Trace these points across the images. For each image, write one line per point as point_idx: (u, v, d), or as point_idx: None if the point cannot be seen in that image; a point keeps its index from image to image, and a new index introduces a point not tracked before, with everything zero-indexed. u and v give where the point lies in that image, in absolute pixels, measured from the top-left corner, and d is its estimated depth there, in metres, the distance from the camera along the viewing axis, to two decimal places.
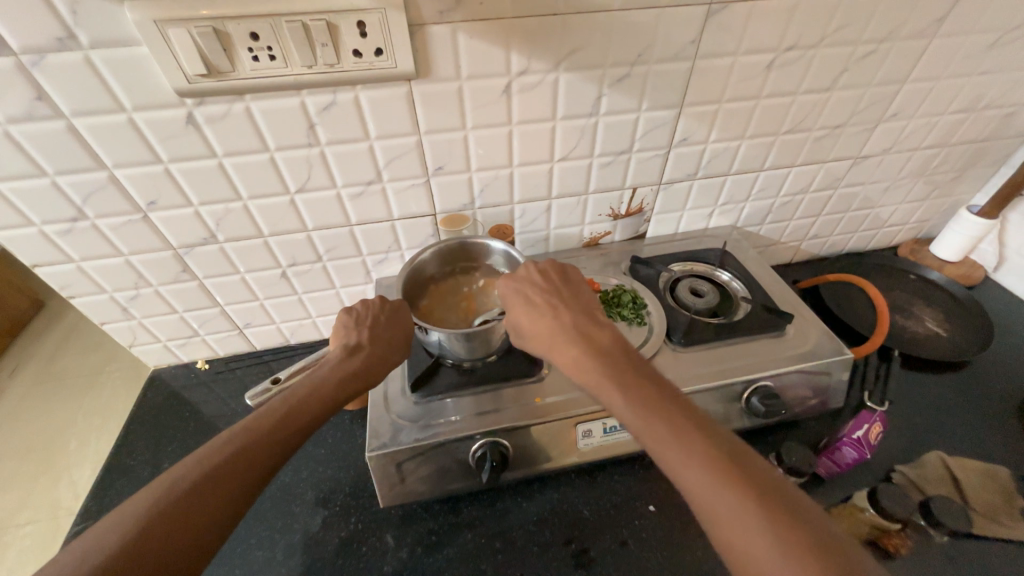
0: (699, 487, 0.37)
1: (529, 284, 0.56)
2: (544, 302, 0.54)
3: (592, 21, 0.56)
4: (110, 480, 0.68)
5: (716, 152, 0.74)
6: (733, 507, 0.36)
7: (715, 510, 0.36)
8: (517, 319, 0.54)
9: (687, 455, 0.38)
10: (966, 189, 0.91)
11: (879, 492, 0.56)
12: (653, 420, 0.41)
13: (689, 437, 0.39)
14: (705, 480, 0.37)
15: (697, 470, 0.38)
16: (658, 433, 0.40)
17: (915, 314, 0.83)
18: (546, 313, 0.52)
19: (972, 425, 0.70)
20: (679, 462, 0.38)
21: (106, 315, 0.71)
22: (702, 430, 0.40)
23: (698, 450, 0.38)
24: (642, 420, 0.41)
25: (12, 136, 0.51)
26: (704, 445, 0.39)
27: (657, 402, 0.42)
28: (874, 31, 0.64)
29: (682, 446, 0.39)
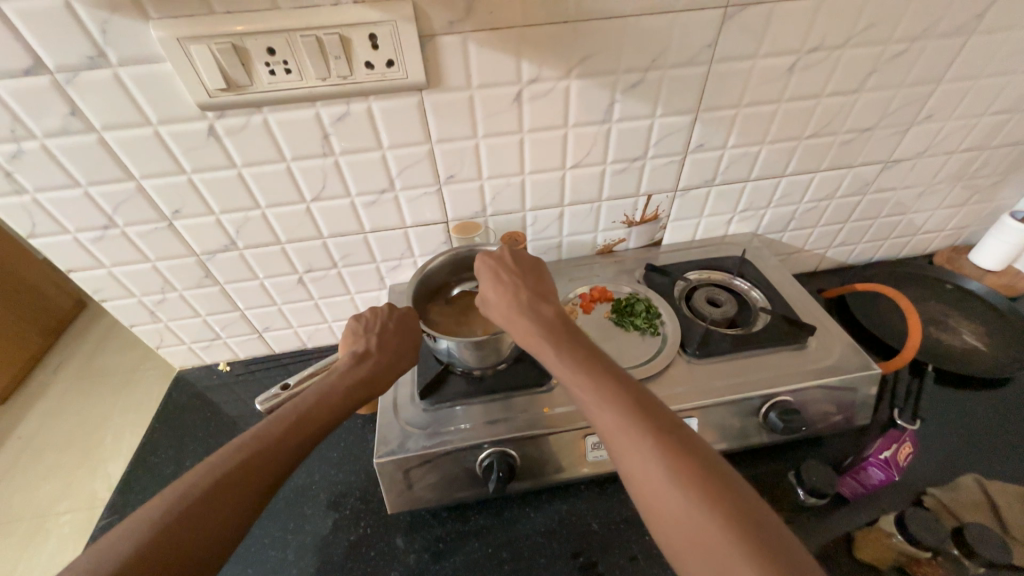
0: (645, 477, 0.38)
1: (501, 267, 0.56)
2: (512, 288, 0.54)
3: (604, 28, 0.55)
4: (136, 476, 0.71)
5: (734, 158, 0.72)
6: (677, 499, 0.36)
7: (659, 500, 0.37)
8: (489, 304, 0.54)
9: (636, 447, 0.39)
10: (1009, 194, 0.85)
11: (906, 518, 0.53)
12: (607, 412, 0.42)
13: (639, 429, 0.40)
14: (651, 471, 0.38)
15: (645, 461, 0.38)
16: (610, 425, 0.41)
17: (952, 327, 0.79)
18: (509, 292, 0.53)
19: (1015, 447, 0.65)
20: (629, 454, 0.40)
21: (135, 318, 0.75)
22: (654, 422, 0.40)
23: (647, 441, 0.39)
24: (598, 412, 0.43)
25: (49, 149, 0.54)
26: (653, 437, 0.39)
27: (614, 394, 0.43)
28: (905, 30, 0.61)
29: (632, 438, 0.40)
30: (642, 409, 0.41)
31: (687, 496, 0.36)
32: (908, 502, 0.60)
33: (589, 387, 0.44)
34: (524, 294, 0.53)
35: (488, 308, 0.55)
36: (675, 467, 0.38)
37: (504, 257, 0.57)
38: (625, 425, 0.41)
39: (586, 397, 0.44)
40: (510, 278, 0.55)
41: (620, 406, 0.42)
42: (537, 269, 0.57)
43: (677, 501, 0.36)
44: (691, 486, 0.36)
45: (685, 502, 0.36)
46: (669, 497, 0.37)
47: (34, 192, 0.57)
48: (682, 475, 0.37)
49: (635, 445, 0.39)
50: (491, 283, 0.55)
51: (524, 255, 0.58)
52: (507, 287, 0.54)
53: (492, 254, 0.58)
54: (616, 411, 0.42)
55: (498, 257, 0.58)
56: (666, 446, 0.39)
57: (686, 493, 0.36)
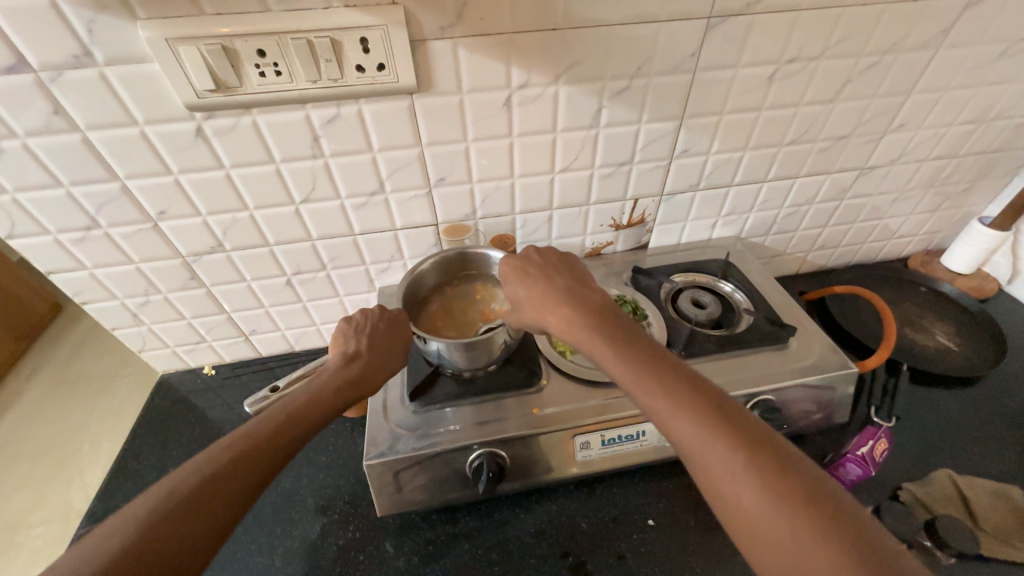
0: (726, 477, 0.37)
1: (532, 266, 0.56)
2: (550, 286, 0.53)
3: (591, 36, 0.57)
4: (117, 483, 0.70)
5: (718, 163, 0.74)
6: (751, 487, 0.36)
7: (741, 501, 0.36)
8: (523, 304, 0.55)
9: (712, 446, 0.38)
10: (978, 200, 0.89)
11: (882, 511, 0.55)
12: (673, 411, 0.41)
13: (714, 428, 0.39)
14: (733, 470, 0.37)
15: (723, 460, 0.38)
16: (682, 425, 0.40)
17: (925, 328, 0.82)
18: (543, 286, 0.54)
19: (984, 443, 0.68)
20: (704, 454, 0.39)
21: (117, 321, 0.73)
22: (722, 415, 0.40)
23: (724, 440, 0.38)
24: (664, 411, 0.41)
25: (30, 148, 0.53)
26: (730, 435, 0.38)
27: (675, 386, 0.42)
28: (877, 43, 0.64)
29: (705, 435, 0.39)
30: (713, 407, 0.40)
31: (773, 495, 0.35)
32: (885, 496, 0.62)
33: (652, 387, 0.42)
34: (559, 290, 0.53)
35: (522, 305, 0.55)
36: (757, 466, 0.37)
37: (533, 257, 0.58)
38: (698, 424, 0.39)
39: (649, 397, 0.42)
40: (545, 276, 0.55)
41: (691, 404, 0.41)
42: (568, 266, 0.57)
43: (763, 501, 0.35)
44: (777, 485, 0.36)
45: (750, 480, 0.36)
46: (754, 498, 0.36)
47: (13, 192, 0.56)
48: (769, 475, 0.36)
49: (711, 444, 0.38)
50: (527, 281, 0.55)
51: (551, 253, 0.59)
52: (543, 284, 0.54)
53: (521, 257, 0.59)
54: (685, 410, 0.40)
55: (528, 258, 0.58)
56: (745, 446, 0.38)
57: (772, 493, 0.36)
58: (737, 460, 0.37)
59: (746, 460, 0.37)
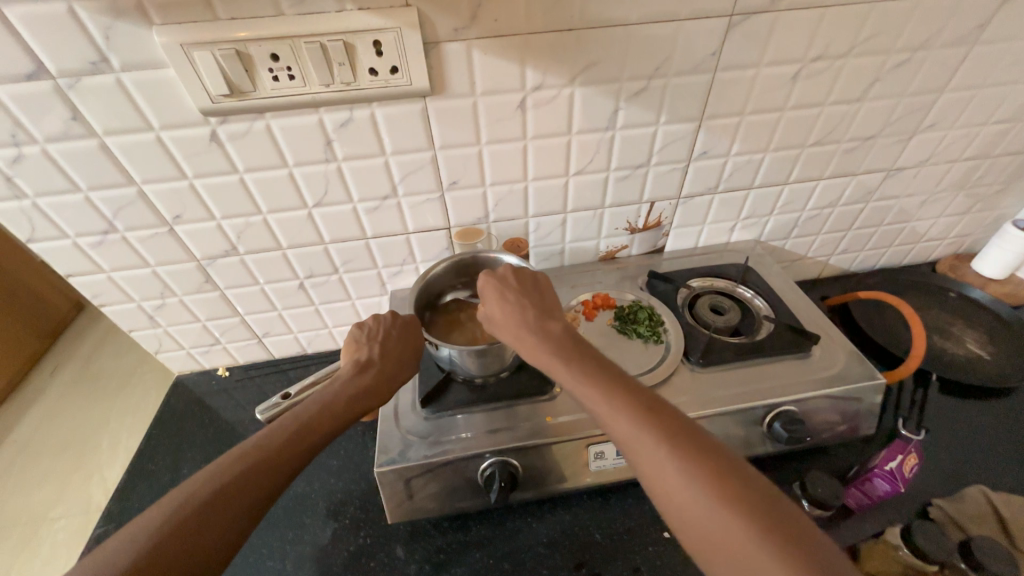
0: (677, 494, 0.37)
1: (506, 287, 0.55)
2: (521, 309, 0.53)
3: (608, 36, 0.55)
4: (133, 483, 0.70)
5: (738, 165, 0.72)
6: (710, 513, 0.35)
7: (693, 517, 0.36)
8: (495, 325, 0.54)
9: (664, 463, 0.38)
10: (1012, 202, 0.85)
11: (913, 530, 0.52)
12: (628, 428, 0.41)
13: (667, 444, 0.39)
14: (684, 486, 0.37)
15: (675, 476, 0.37)
16: (637, 442, 0.40)
17: (956, 336, 0.78)
18: (514, 309, 0.53)
19: (1020, 458, 0.65)
20: (657, 471, 0.38)
21: (134, 323, 0.74)
22: (682, 439, 0.39)
23: (677, 456, 0.38)
24: (619, 428, 0.41)
25: (49, 154, 0.54)
26: (683, 451, 0.38)
27: (636, 410, 0.42)
28: (909, 39, 0.61)
29: (666, 459, 0.38)
30: (668, 423, 0.40)
31: (723, 510, 0.35)
32: (914, 513, 0.60)
33: (609, 404, 0.43)
34: (530, 313, 0.52)
35: (496, 328, 0.54)
36: (709, 482, 0.37)
37: (507, 276, 0.57)
38: (651, 441, 0.39)
39: (607, 415, 0.43)
40: (516, 296, 0.54)
41: (645, 421, 0.41)
42: (542, 288, 0.56)
43: (714, 517, 0.35)
44: (738, 512, 0.35)
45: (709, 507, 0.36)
46: (705, 513, 0.36)
47: (33, 197, 0.57)
48: (718, 491, 0.36)
49: (663, 460, 0.38)
50: (498, 301, 0.54)
51: (525, 273, 0.58)
52: (515, 307, 0.53)
53: (495, 275, 0.57)
54: (640, 427, 0.40)
55: (502, 277, 0.57)
56: (698, 462, 0.38)
57: (722, 508, 0.35)
58: (687, 476, 0.37)
59: (697, 476, 0.37)
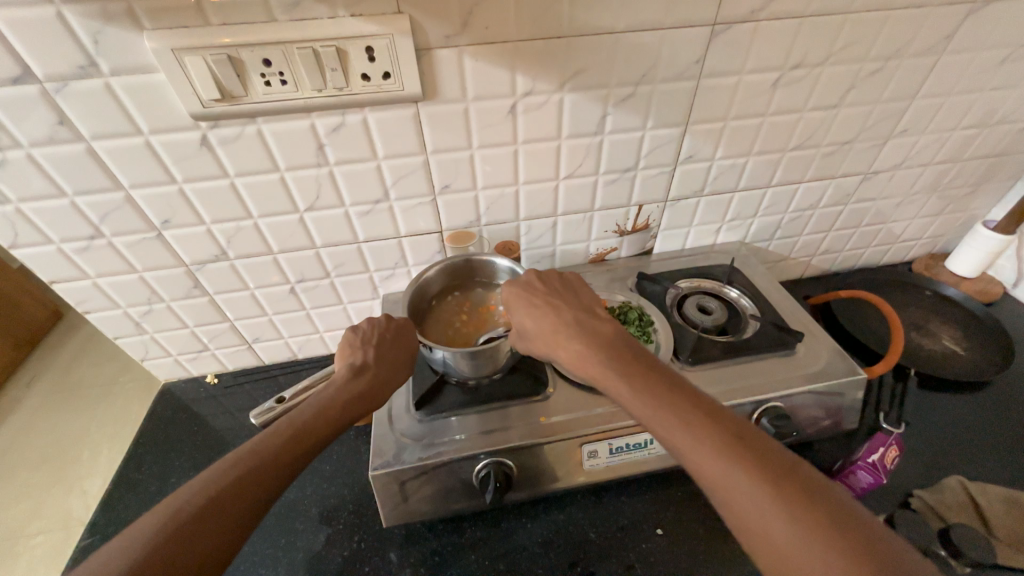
0: (741, 499, 0.37)
1: (534, 293, 0.57)
2: (555, 313, 0.54)
3: (596, 44, 0.57)
4: (118, 494, 0.69)
5: (722, 169, 0.74)
6: (762, 507, 0.36)
7: (759, 521, 0.36)
8: (530, 333, 0.55)
9: (716, 462, 0.39)
10: (982, 204, 0.89)
11: (896, 520, 0.54)
12: (682, 432, 0.41)
13: (725, 447, 0.39)
14: (747, 490, 0.37)
15: (737, 480, 0.38)
16: (694, 447, 0.40)
17: (932, 332, 0.81)
18: (547, 313, 0.54)
19: (994, 448, 0.67)
20: (717, 476, 0.39)
21: (120, 330, 0.73)
22: (729, 434, 0.40)
23: (735, 458, 0.39)
24: (673, 434, 0.41)
25: (34, 158, 0.53)
26: (740, 453, 0.39)
27: (680, 407, 0.42)
28: (881, 49, 0.64)
29: (715, 455, 0.39)
30: (721, 425, 0.41)
31: (788, 511, 0.36)
32: (896, 504, 0.62)
33: (659, 408, 0.43)
34: (564, 316, 0.53)
35: (529, 334, 0.55)
36: (770, 483, 0.37)
37: (535, 283, 0.58)
38: (708, 444, 0.40)
39: (657, 419, 0.43)
40: (547, 301, 0.55)
41: (692, 420, 0.41)
42: (572, 290, 0.57)
43: (780, 519, 0.36)
44: (788, 504, 0.36)
45: (761, 499, 0.37)
46: (771, 516, 0.36)
47: (17, 203, 0.56)
48: (782, 492, 0.37)
49: (723, 464, 0.39)
50: (530, 309, 0.56)
51: (554, 278, 0.59)
52: (547, 312, 0.54)
53: (522, 284, 0.59)
54: (695, 430, 0.41)
55: (531, 284, 0.58)
56: (757, 464, 0.38)
57: (788, 510, 0.36)
58: (749, 479, 0.37)
59: (759, 478, 0.37)
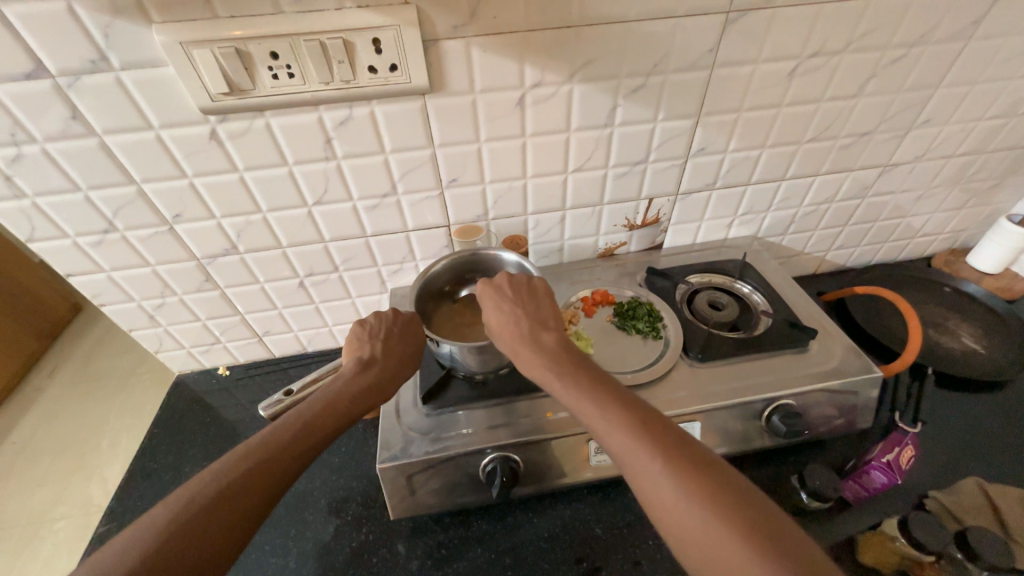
0: (665, 499, 0.38)
1: (502, 295, 0.56)
2: (514, 317, 0.54)
3: (606, 33, 0.55)
4: (134, 483, 0.70)
5: (735, 162, 0.72)
6: (686, 509, 0.37)
7: (680, 522, 0.37)
8: (493, 333, 0.54)
9: (646, 464, 0.39)
10: (1006, 197, 0.86)
11: (910, 522, 0.53)
12: (617, 434, 0.42)
13: (655, 449, 0.40)
14: (671, 491, 0.38)
15: (661, 481, 0.38)
16: (626, 448, 0.41)
17: (951, 330, 0.79)
18: (507, 316, 0.54)
19: (1015, 450, 0.65)
20: (645, 477, 0.39)
21: (135, 323, 0.74)
22: (662, 439, 0.40)
23: (664, 461, 0.39)
24: (608, 435, 0.42)
25: (49, 152, 0.54)
26: (670, 456, 0.39)
27: (619, 411, 0.43)
28: (904, 36, 0.62)
29: (646, 458, 0.39)
30: (655, 430, 0.41)
31: (711, 514, 0.36)
32: (910, 505, 0.60)
33: (597, 412, 0.44)
34: (523, 321, 0.53)
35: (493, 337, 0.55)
36: (695, 486, 0.37)
37: (502, 284, 0.57)
38: (638, 446, 0.40)
39: (596, 421, 0.43)
40: (511, 305, 0.55)
41: (628, 424, 0.42)
42: (538, 293, 0.57)
43: (701, 521, 0.36)
44: (713, 507, 0.36)
45: (685, 502, 0.37)
46: (692, 518, 0.36)
47: (33, 197, 0.57)
48: (706, 495, 0.37)
49: (651, 467, 0.39)
50: (495, 309, 0.55)
51: (522, 280, 0.58)
52: (508, 315, 0.54)
53: (492, 285, 0.57)
54: (628, 433, 0.41)
55: (498, 285, 0.57)
56: (684, 468, 0.38)
57: (710, 513, 0.36)
58: (673, 481, 0.38)
59: (684, 481, 0.38)
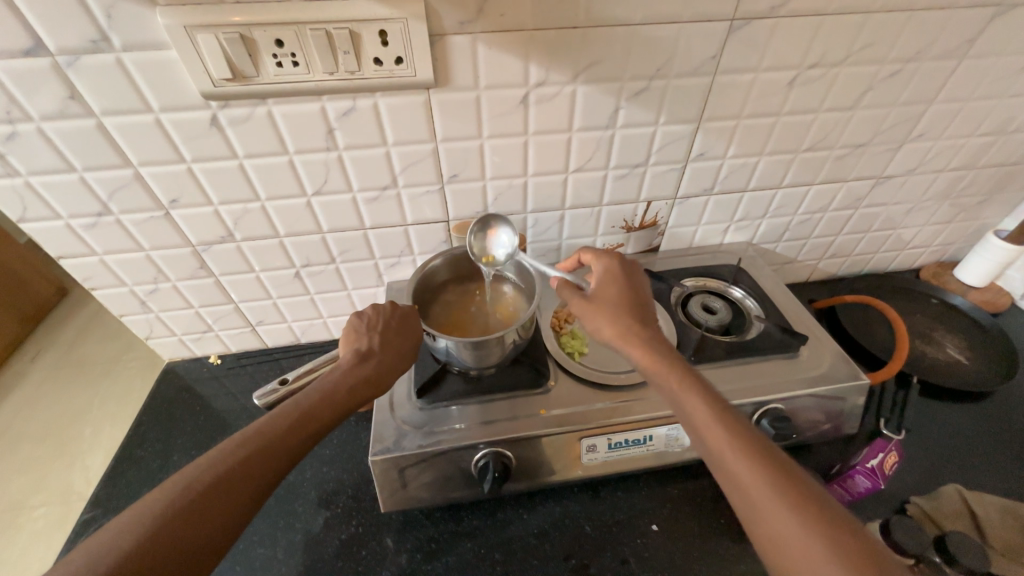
0: (788, 539, 0.38)
1: (621, 286, 0.57)
2: (632, 311, 0.54)
3: (611, 36, 0.56)
4: (120, 469, 0.70)
5: (733, 168, 0.73)
6: (794, 526, 0.38)
7: (790, 541, 0.38)
8: (596, 313, 0.54)
9: (758, 481, 0.40)
10: (993, 213, 0.88)
11: (891, 524, 0.55)
12: (732, 450, 0.42)
13: (783, 488, 0.40)
14: (799, 535, 0.37)
15: (773, 500, 0.39)
16: (756, 487, 0.40)
17: (937, 340, 0.81)
18: (625, 309, 0.54)
19: (994, 459, 0.67)
20: (770, 516, 0.39)
21: (126, 308, 0.73)
22: (774, 462, 0.41)
23: (793, 501, 0.39)
24: (721, 449, 0.43)
25: (44, 132, 0.53)
26: (802, 502, 0.39)
27: (734, 428, 0.44)
28: (901, 51, 0.63)
29: (758, 477, 0.41)
30: (786, 475, 0.41)
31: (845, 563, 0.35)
32: (892, 510, 0.62)
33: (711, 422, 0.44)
34: (640, 319, 0.54)
35: (597, 316, 0.54)
36: (828, 536, 0.37)
37: (623, 277, 0.58)
38: (767, 485, 0.40)
39: (709, 433, 0.44)
40: (631, 299, 0.56)
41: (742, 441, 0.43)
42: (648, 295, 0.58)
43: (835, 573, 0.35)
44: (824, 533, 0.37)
45: (795, 522, 0.38)
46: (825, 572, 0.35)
47: (26, 176, 0.56)
48: (837, 542, 0.37)
49: (780, 510, 0.39)
50: (610, 289, 0.56)
51: (636, 277, 0.59)
52: (626, 306, 0.55)
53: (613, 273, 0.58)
54: (744, 453, 0.42)
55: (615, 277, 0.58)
56: (818, 518, 0.38)
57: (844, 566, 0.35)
58: (804, 525, 0.38)
59: (815, 525, 0.38)
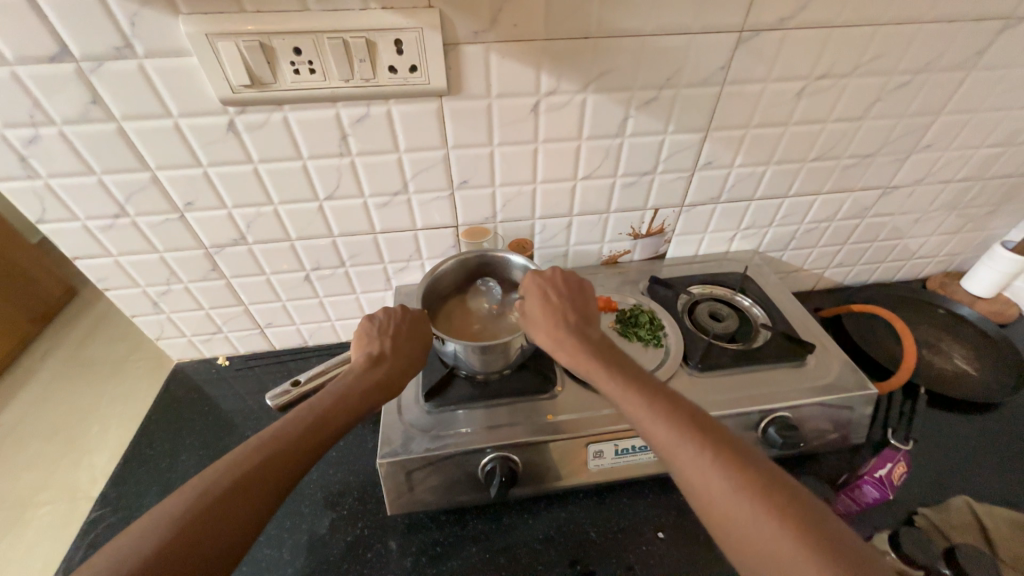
0: (723, 505, 0.39)
1: (551, 288, 0.58)
2: (562, 312, 0.56)
3: (622, 47, 0.57)
4: (129, 468, 0.70)
5: (741, 177, 0.74)
6: (727, 491, 0.39)
7: (725, 507, 0.39)
8: (532, 321, 0.56)
9: (690, 455, 0.42)
10: (1000, 224, 0.88)
11: (900, 537, 0.55)
12: (664, 429, 0.43)
13: (713, 455, 0.41)
14: (733, 499, 0.39)
15: (705, 470, 0.41)
16: (719, 490, 0.40)
17: (944, 350, 0.81)
18: (555, 310, 0.56)
19: (1002, 472, 0.67)
20: (707, 485, 0.40)
21: (138, 309, 0.74)
22: (702, 431, 0.43)
23: (724, 467, 0.40)
24: (654, 428, 0.44)
25: (66, 135, 0.54)
26: (733, 466, 0.40)
27: (662, 407, 0.45)
28: (909, 63, 0.63)
29: (690, 449, 0.42)
30: (721, 446, 0.42)
31: (773, 518, 0.37)
32: (900, 521, 0.61)
33: (642, 404, 0.46)
34: (571, 318, 0.55)
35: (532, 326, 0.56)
36: (757, 495, 0.39)
37: (554, 280, 0.59)
38: (699, 455, 0.41)
39: (641, 415, 0.45)
40: (559, 300, 0.57)
41: (670, 418, 0.44)
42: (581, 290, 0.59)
43: (766, 530, 0.37)
44: (753, 493, 0.39)
45: (727, 486, 0.39)
46: (776, 543, 0.36)
47: (46, 178, 0.57)
48: (766, 499, 0.38)
49: (747, 510, 0.38)
50: (535, 297, 0.57)
51: (569, 277, 0.60)
52: (556, 308, 0.56)
53: (540, 276, 0.59)
54: (674, 430, 0.43)
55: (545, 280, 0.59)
56: (746, 477, 0.40)
57: (772, 521, 0.37)
58: (735, 488, 0.39)
59: (745, 486, 0.39)
